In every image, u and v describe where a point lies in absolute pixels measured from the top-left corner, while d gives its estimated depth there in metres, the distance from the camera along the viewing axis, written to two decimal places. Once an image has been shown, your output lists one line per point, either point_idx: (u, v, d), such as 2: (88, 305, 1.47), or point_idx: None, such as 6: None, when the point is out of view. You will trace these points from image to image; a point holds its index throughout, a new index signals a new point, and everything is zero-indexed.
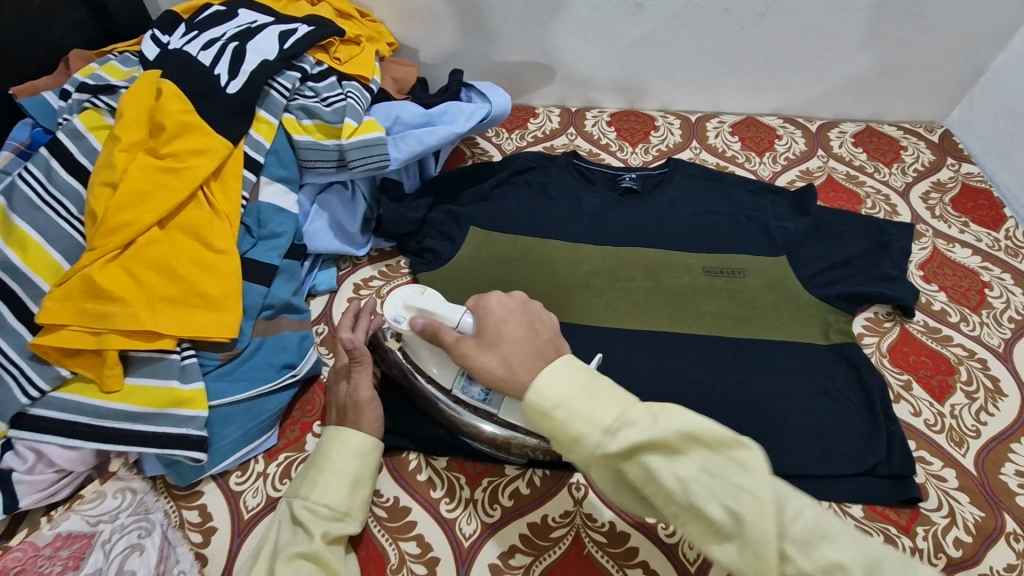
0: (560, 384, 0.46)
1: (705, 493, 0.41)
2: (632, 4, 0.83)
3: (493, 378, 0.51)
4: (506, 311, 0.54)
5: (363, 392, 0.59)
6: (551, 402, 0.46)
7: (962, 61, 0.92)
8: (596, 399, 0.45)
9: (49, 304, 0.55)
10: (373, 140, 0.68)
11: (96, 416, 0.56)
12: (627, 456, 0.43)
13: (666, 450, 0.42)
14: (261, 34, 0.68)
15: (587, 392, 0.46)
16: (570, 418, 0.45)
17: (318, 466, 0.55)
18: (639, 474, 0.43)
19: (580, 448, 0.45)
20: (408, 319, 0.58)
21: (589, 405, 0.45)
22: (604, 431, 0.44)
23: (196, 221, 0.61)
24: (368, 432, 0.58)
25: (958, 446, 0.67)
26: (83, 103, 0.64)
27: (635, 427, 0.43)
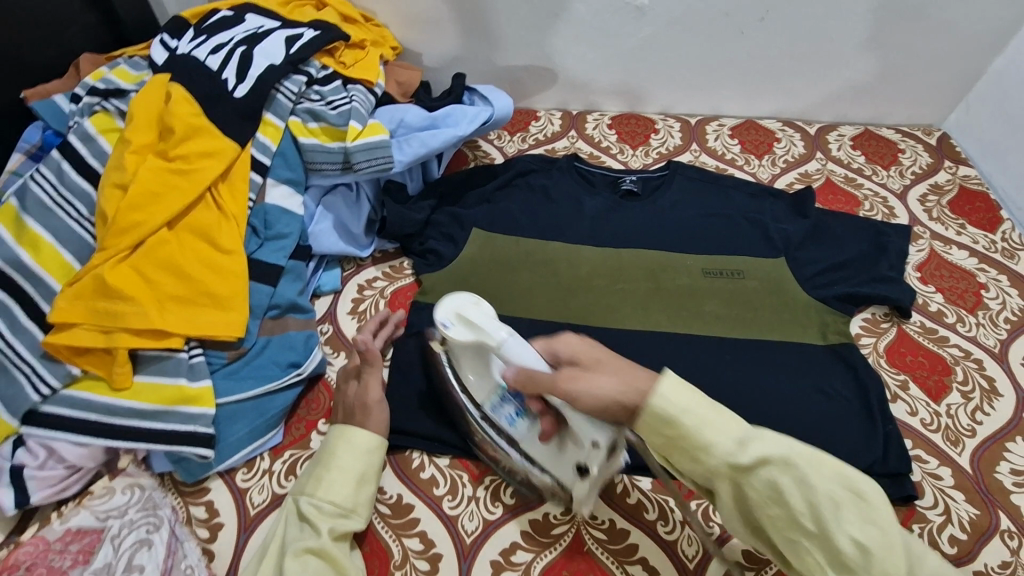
0: (684, 393, 0.46)
1: (836, 520, 0.41)
2: (633, 8, 0.85)
3: (614, 394, 0.48)
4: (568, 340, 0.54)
5: (371, 391, 0.61)
6: (676, 408, 0.45)
7: (959, 65, 0.93)
8: (722, 412, 0.46)
9: (61, 303, 0.56)
10: (377, 142, 0.69)
11: (105, 413, 0.57)
12: (754, 472, 0.43)
13: (799, 471, 0.42)
14: (268, 38, 0.69)
15: (716, 407, 0.46)
16: (700, 426, 0.45)
17: (324, 464, 0.56)
18: (763, 491, 0.43)
19: (705, 455, 0.45)
20: (461, 326, 0.55)
21: (716, 417, 0.45)
22: (736, 445, 0.44)
23: (204, 221, 0.62)
24: (373, 430, 0.59)
25: (954, 445, 0.67)
26: (94, 106, 0.65)
27: (768, 442, 0.44)
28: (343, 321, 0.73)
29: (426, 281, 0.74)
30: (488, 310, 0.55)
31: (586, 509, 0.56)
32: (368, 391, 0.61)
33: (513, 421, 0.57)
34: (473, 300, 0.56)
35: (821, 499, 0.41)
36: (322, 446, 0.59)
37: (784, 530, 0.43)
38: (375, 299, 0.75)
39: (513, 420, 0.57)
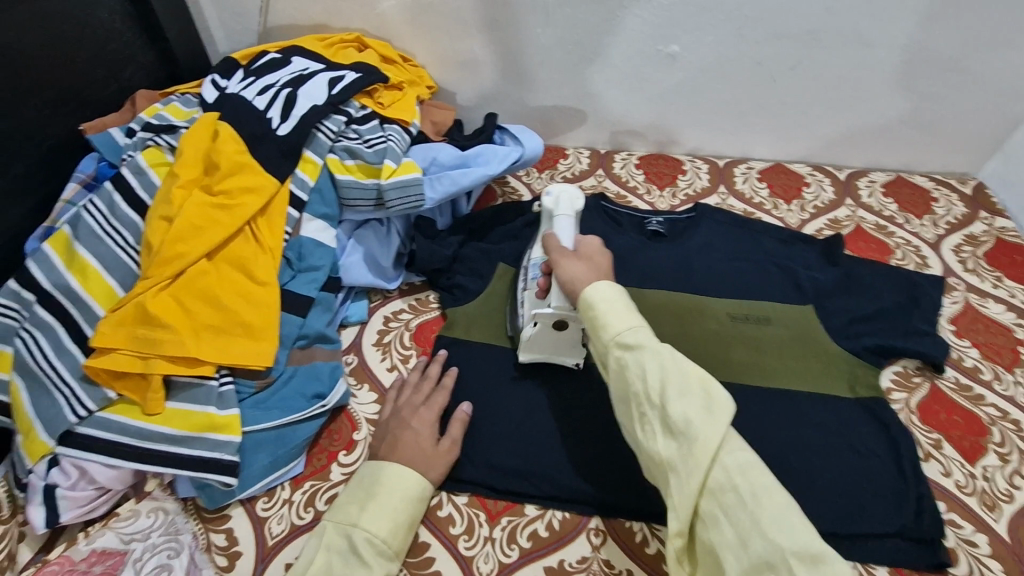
0: (610, 291, 0.58)
1: (672, 397, 0.50)
2: (665, 55, 0.87)
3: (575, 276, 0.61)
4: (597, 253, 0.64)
5: (447, 445, 0.63)
6: (597, 297, 0.58)
7: (998, 116, 0.92)
8: (629, 311, 0.57)
9: (104, 328, 0.58)
10: (410, 180, 0.71)
11: (137, 437, 0.58)
12: (630, 352, 0.54)
13: (662, 360, 0.52)
14: (313, 80, 0.73)
15: (627, 306, 0.57)
16: (605, 312, 0.56)
17: (384, 504, 0.56)
18: (632, 365, 0.53)
19: (603, 333, 0.56)
20: (552, 197, 0.70)
21: (623, 312, 0.56)
22: (625, 330, 0.55)
23: (243, 254, 0.64)
24: (428, 478, 0.60)
25: (990, 510, 0.65)
26: (146, 141, 0.69)
27: (650, 337, 0.54)
28: (369, 353, 0.74)
29: (452, 315, 0.75)
30: (574, 207, 0.69)
31: (522, 349, 0.68)
32: (444, 445, 0.62)
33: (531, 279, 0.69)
34: (574, 194, 0.69)
35: (668, 376, 0.50)
36: (373, 475, 0.58)
37: (638, 400, 0.52)
38: (400, 331, 0.76)
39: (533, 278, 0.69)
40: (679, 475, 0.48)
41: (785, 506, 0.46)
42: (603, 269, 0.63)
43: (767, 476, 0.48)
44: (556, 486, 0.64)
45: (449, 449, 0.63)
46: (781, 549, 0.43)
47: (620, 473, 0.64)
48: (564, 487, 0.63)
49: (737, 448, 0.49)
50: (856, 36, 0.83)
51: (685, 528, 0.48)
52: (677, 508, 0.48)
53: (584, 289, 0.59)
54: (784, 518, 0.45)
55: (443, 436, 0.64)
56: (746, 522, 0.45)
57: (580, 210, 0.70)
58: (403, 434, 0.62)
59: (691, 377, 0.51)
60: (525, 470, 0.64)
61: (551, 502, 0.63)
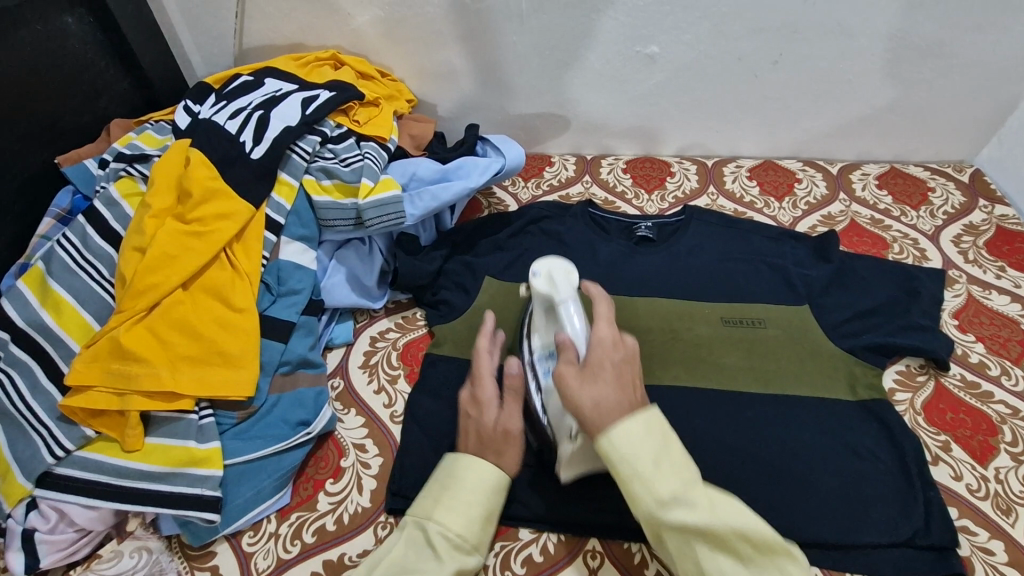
0: (633, 437, 0.48)
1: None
2: (644, 56, 0.85)
3: (593, 410, 0.50)
4: (608, 360, 0.53)
5: (502, 429, 0.56)
6: (621, 451, 0.48)
7: (991, 100, 0.90)
8: (660, 468, 0.47)
9: (78, 366, 0.57)
10: (388, 199, 0.70)
11: (116, 475, 0.57)
12: (675, 530, 0.46)
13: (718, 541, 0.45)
14: (285, 101, 0.72)
15: (657, 461, 0.47)
16: (634, 478, 0.47)
17: (456, 496, 0.53)
18: (680, 544, 0.47)
19: (635, 504, 0.48)
20: (543, 275, 0.63)
21: (653, 472, 0.47)
22: (660, 502, 0.46)
23: (218, 281, 0.63)
24: (501, 467, 0.55)
25: (1005, 514, 0.62)
26: (119, 171, 0.67)
27: (695, 508, 0.46)
28: (355, 375, 0.72)
29: (439, 333, 0.73)
30: (572, 283, 0.62)
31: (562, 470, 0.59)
32: (502, 424, 0.56)
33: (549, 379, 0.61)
34: (567, 269, 0.63)
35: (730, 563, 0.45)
36: (447, 466, 0.55)
37: None
38: (387, 351, 0.74)
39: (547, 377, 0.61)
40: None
41: None
42: (620, 383, 0.52)
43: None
44: (549, 508, 0.61)
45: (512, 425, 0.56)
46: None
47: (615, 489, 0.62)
48: (558, 510, 0.61)
49: None
50: (840, 28, 0.81)
51: None
52: None
53: (600, 437, 0.49)
54: None
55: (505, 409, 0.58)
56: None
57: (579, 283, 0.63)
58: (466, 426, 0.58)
59: (751, 553, 0.46)
60: (518, 491, 0.62)
61: (544, 524, 0.61)
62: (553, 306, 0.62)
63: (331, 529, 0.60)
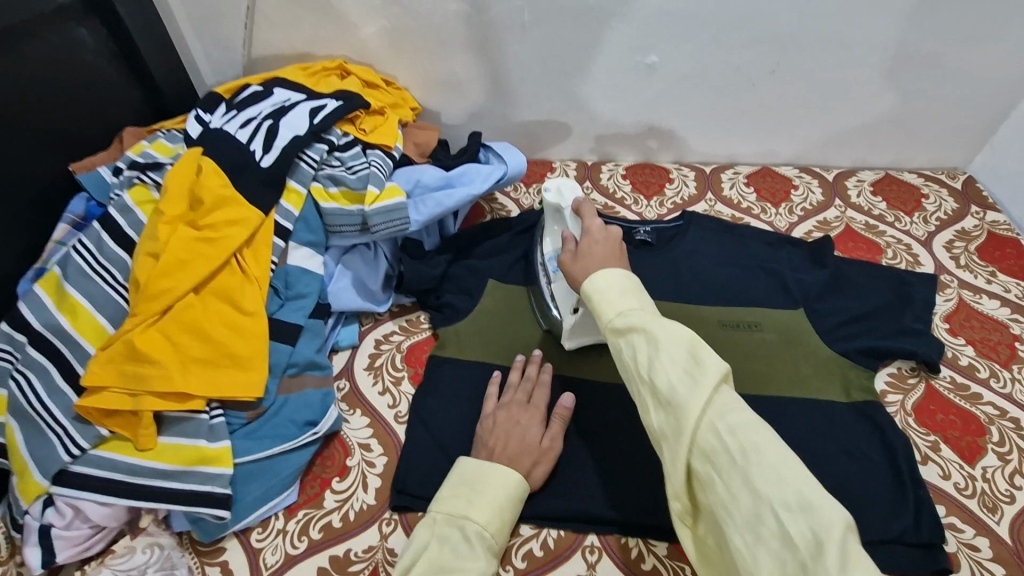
0: (608, 277, 0.54)
1: (658, 368, 0.46)
2: (643, 66, 0.87)
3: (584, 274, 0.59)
4: (599, 240, 0.62)
5: (545, 446, 0.63)
6: (594, 282, 0.55)
7: (983, 109, 0.92)
8: (622, 292, 0.53)
9: (94, 367, 0.59)
10: (394, 205, 0.72)
11: (130, 473, 0.59)
12: (622, 335, 0.50)
13: (650, 334, 0.48)
14: (293, 110, 0.74)
15: (623, 289, 0.53)
16: (597, 295, 0.54)
17: (491, 498, 0.56)
18: (626, 346, 0.50)
19: (598, 320, 0.53)
20: (553, 190, 0.72)
21: (614, 292, 0.53)
22: (617, 312, 0.52)
23: (229, 286, 0.65)
24: (532, 477, 0.61)
25: (991, 512, 0.64)
26: (132, 179, 0.69)
27: (640, 313, 0.50)
28: (360, 377, 0.74)
29: (443, 335, 0.75)
30: (576, 194, 0.71)
31: (566, 338, 0.71)
32: (547, 442, 0.63)
33: (557, 273, 0.72)
34: (573, 185, 0.72)
35: (654, 353, 0.47)
36: (477, 471, 0.59)
37: (631, 381, 0.49)
38: (391, 353, 0.76)
39: (554, 271, 0.72)
40: (673, 451, 0.44)
41: (793, 468, 0.41)
42: (606, 257, 0.60)
43: (772, 442, 0.42)
44: (549, 505, 0.63)
45: (550, 446, 0.63)
46: (772, 508, 0.39)
47: (612, 487, 0.64)
48: (557, 506, 0.63)
49: (743, 412, 0.44)
50: (834, 38, 0.83)
51: (684, 495, 0.45)
52: (671, 480, 0.45)
53: (584, 282, 0.56)
54: (790, 485, 0.40)
55: (546, 433, 0.64)
56: (739, 487, 0.41)
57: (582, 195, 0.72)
58: (512, 429, 0.63)
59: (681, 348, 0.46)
60: None
61: (544, 520, 0.62)
62: (559, 215, 0.72)
63: (337, 526, 0.62)
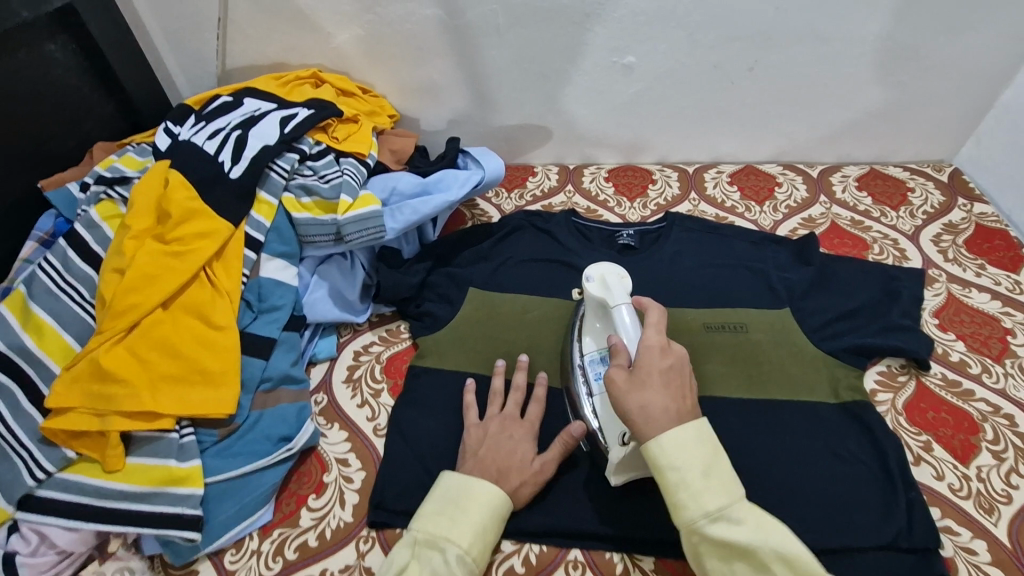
0: (683, 451, 0.49)
1: None
2: (622, 67, 0.86)
3: (644, 414, 0.51)
4: (660, 367, 0.54)
5: (536, 466, 0.60)
6: (668, 465, 0.49)
7: (967, 100, 0.91)
8: (709, 480, 0.48)
9: (59, 388, 0.57)
10: (368, 214, 0.71)
11: (97, 496, 0.57)
12: (717, 547, 0.47)
13: (758, 562, 0.46)
14: (263, 120, 0.73)
15: (705, 475, 0.48)
16: (680, 485, 0.48)
17: (473, 518, 0.54)
18: (718, 558, 0.47)
19: (679, 512, 0.49)
20: (598, 280, 0.64)
21: (702, 484, 0.48)
22: (706, 514, 0.47)
23: (199, 300, 0.64)
24: (518, 497, 0.59)
25: (988, 513, 0.62)
26: (100, 194, 0.68)
27: (742, 527, 0.47)
28: (339, 391, 0.72)
29: (423, 345, 0.74)
30: (627, 289, 0.63)
31: (612, 473, 0.58)
32: (538, 463, 0.60)
33: (599, 383, 0.63)
34: (619, 275, 0.64)
35: None
36: (462, 490, 0.56)
37: None
38: (370, 364, 0.75)
39: (597, 380, 0.63)
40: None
41: None
42: (673, 394, 0.52)
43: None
44: (531, 518, 0.61)
45: (541, 469, 0.60)
46: None
47: (596, 498, 0.62)
48: (540, 521, 0.61)
49: None
50: (814, 33, 0.82)
51: None
52: None
53: (648, 439, 0.50)
54: None
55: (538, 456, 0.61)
56: None
57: (632, 290, 0.64)
58: (503, 441, 0.61)
59: None
60: None
61: (526, 535, 0.61)
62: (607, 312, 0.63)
63: (313, 545, 0.60)
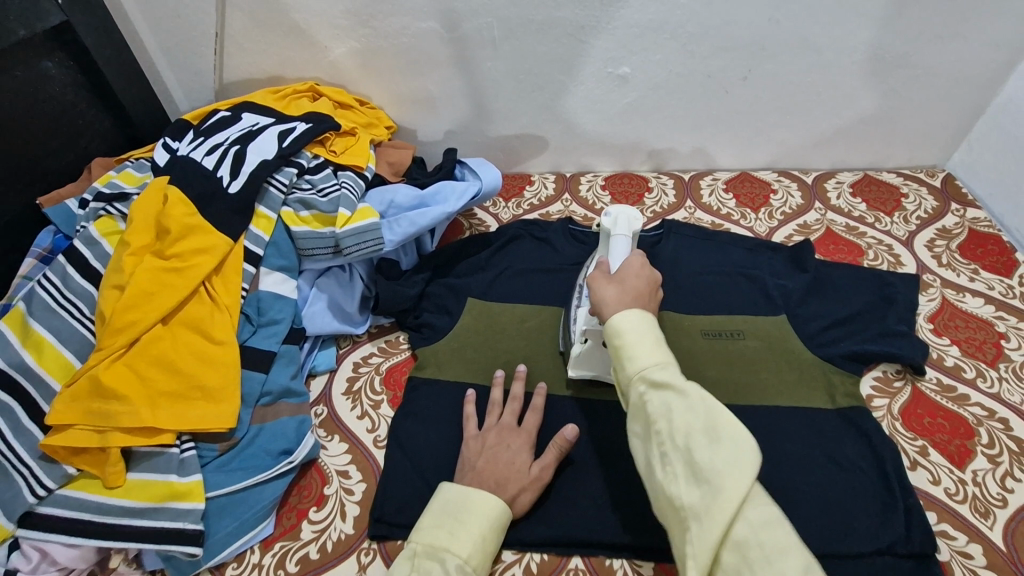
0: (642, 319, 0.53)
1: (702, 443, 0.45)
2: (617, 77, 0.87)
3: (602, 303, 0.56)
4: (635, 276, 0.59)
5: (533, 474, 0.61)
6: (627, 326, 0.52)
7: (958, 107, 0.92)
8: (658, 343, 0.51)
9: (59, 405, 0.58)
10: (366, 226, 0.71)
11: (98, 512, 0.57)
12: (656, 391, 0.48)
13: (690, 399, 0.46)
14: (261, 135, 0.73)
15: (657, 338, 0.52)
16: (633, 341, 0.51)
17: (472, 528, 0.54)
18: (656, 400, 0.48)
19: (628, 365, 0.51)
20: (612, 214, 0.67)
21: (652, 342, 0.51)
22: (653, 363, 0.50)
23: (198, 315, 0.64)
24: (518, 506, 0.59)
25: (984, 517, 0.62)
26: (99, 210, 0.69)
27: (680, 374, 0.49)
28: (338, 403, 0.72)
29: (422, 356, 0.74)
30: (632, 228, 0.66)
31: (571, 365, 0.69)
32: (535, 470, 0.61)
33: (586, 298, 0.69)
34: (634, 215, 0.66)
35: (696, 429, 0.45)
36: (460, 500, 0.56)
37: (658, 440, 0.47)
38: (370, 376, 0.75)
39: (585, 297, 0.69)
40: (700, 524, 0.43)
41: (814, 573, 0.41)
42: (637, 294, 0.57)
43: (786, 531, 0.42)
44: (531, 528, 0.61)
45: (540, 475, 0.61)
46: None
47: (596, 507, 0.62)
48: (540, 530, 0.61)
49: (766, 505, 0.44)
50: (805, 43, 0.83)
51: None
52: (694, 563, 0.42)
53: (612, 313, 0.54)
54: None
55: (536, 461, 0.62)
56: None
57: (639, 231, 0.66)
58: (501, 452, 0.62)
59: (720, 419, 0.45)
60: None
61: (527, 545, 0.61)
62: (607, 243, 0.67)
63: (315, 558, 0.60)
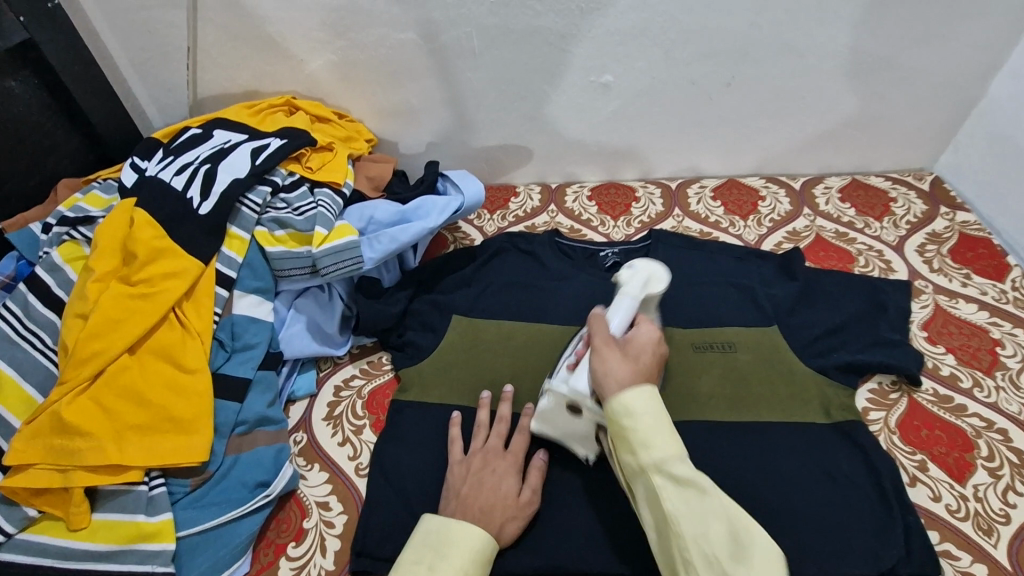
0: (648, 401, 0.50)
1: (726, 555, 0.45)
2: (599, 85, 0.85)
3: (607, 372, 0.53)
4: (645, 351, 0.56)
5: (522, 498, 0.59)
6: (636, 407, 0.50)
7: (943, 108, 0.91)
8: (668, 431, 0.49)
9: (19, 445, 0.55)
10: (343, 245, 0.69)
11: (61, 557, 0.55)
12: (675, 492, 0.47)
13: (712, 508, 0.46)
14: (234, 152, 0.70)
15: (668, 425, 0.50)
16: (645, 431, 0.49)
17: (453, 563, 0.51)
18: (674, 501, 0.47)
19: (639, 456, 0.49)
20: (635, 270, 0.65)
21: (664, 430, 0.49)
22: (670, 458, 0.48)
23: (168, 342, 0.61)
24: (505, 537, 0.57)
25: (986, 535, 0.61)
26: (62, 235, 0.65)
27: (699, 473, 0.48)
28: (318, 429, 0.70)
29: (405, 377, 0.72)
30: (646, 290, 0.63)
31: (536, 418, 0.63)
32: (523, 496, 0.59)
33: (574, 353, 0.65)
34: (657, 280, 0.64)
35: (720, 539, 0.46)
36: (439, 534, 0.54)
37: (679, 545, 0.46)
38: (352, 400, 0.72)
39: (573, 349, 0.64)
40: None
41: None
42: (642, 370, 0.54)
43: None
44: (520, 559, 0.59)
45: (529, 500, 0.60)
46: None
47: (588, 535, 0.60)
48: (529, 561, 0.59)
49: None
50: (788, 48, 0.82)
51: None
52: None
53: (616, 389, 0.52)
54: None
55: (523, 485, 0.61)
56: None
57: (653, 295, 0.64)
58: (487, 476, 0.60)
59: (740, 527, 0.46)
60: None
61: None
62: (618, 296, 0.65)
63: None
